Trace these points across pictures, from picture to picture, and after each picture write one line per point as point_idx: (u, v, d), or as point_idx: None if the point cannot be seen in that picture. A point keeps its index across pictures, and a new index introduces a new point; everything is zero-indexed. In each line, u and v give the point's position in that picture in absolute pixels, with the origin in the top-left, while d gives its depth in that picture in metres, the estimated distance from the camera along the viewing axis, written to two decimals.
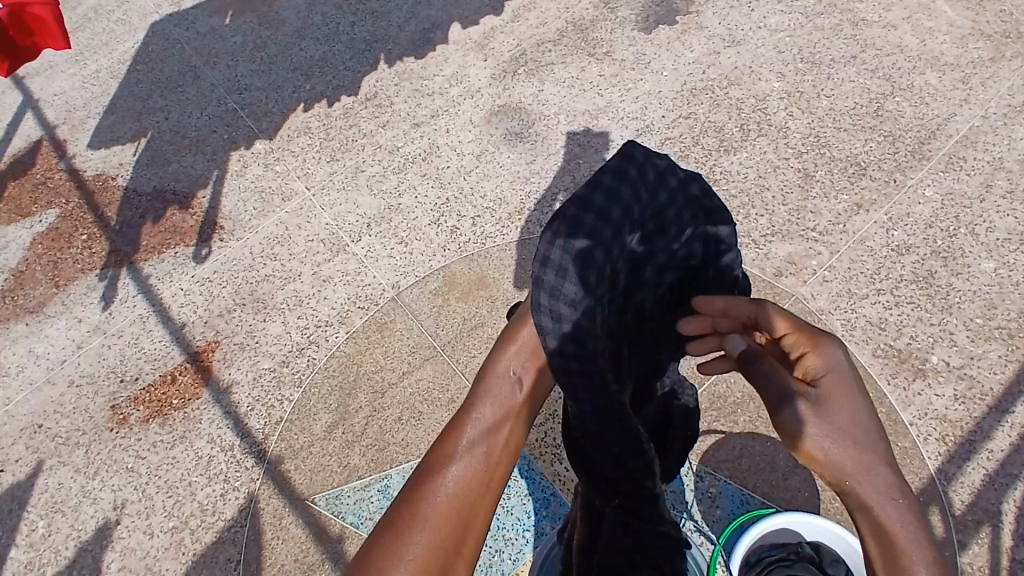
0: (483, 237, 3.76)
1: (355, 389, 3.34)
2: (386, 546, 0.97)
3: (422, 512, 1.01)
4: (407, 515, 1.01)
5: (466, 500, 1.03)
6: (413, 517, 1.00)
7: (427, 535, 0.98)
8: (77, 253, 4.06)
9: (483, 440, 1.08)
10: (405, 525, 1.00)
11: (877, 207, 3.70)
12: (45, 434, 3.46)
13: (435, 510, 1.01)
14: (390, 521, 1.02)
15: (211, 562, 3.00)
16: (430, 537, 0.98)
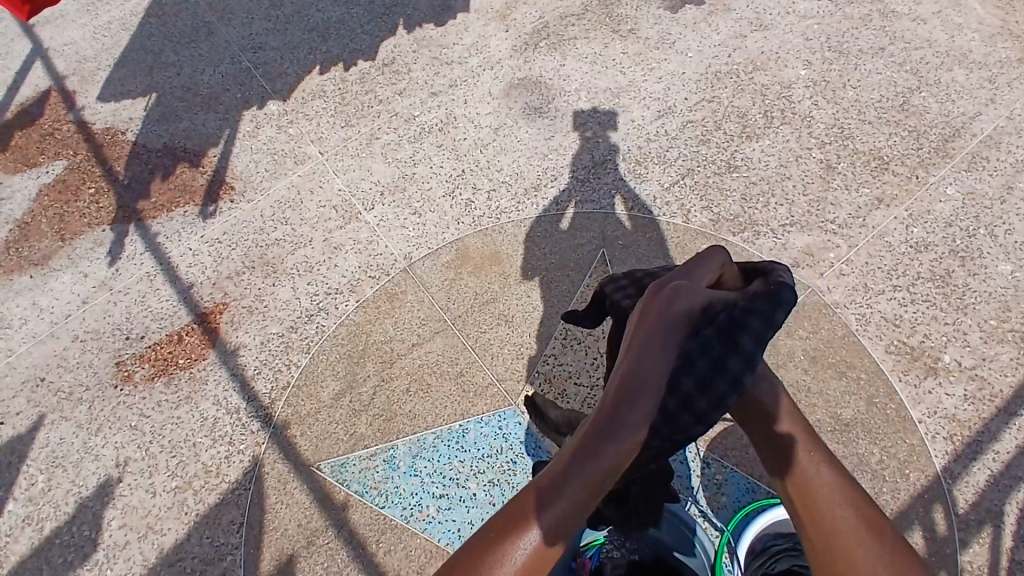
0: (498, 211, 3.71)
1: (364, 358, 3.31)
2: (492, 553, 1.01)
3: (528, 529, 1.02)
4: (511, 526, 1.03)
5: (567, 530, 1.05)
6: (517, 528, 1.02)
7: (528, 549, 1.01)
8: (84, 207, 4.00)
9: (593, 477, 1.10)
10: (508, 534, 1.02)
11: (898, 203, 3.66)
12: (48, 388, 3.43)
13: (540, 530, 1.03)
14: (495, 528, 1.05)
15: (214, 524, 3.00)
16: (531, 553, 1.01)
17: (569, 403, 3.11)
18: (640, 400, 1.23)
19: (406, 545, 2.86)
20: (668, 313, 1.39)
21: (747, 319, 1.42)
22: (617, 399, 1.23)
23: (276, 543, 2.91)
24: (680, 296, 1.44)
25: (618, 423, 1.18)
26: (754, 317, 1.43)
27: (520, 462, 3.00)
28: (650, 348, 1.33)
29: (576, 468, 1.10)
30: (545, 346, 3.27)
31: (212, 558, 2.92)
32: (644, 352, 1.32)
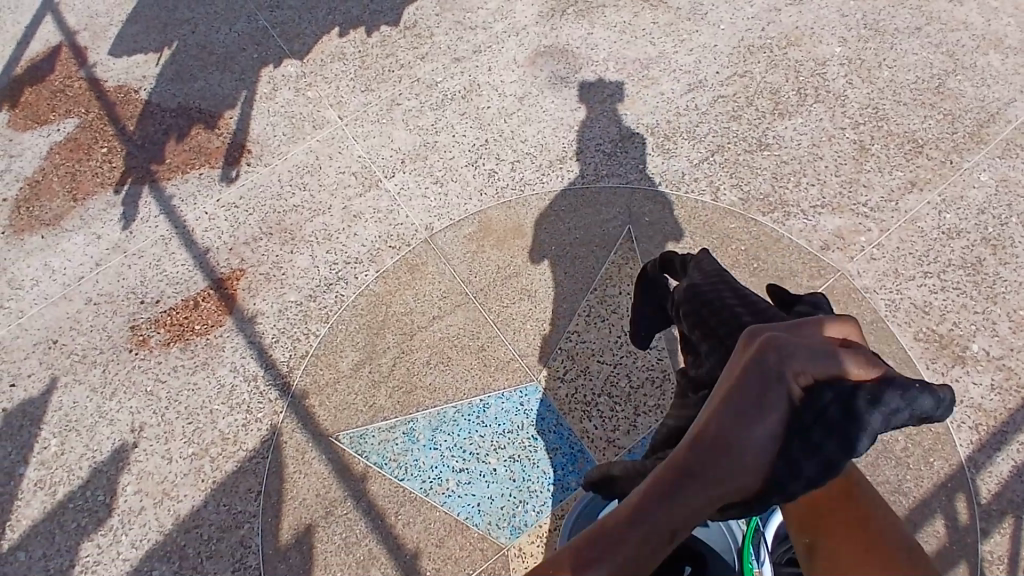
0: (522, 183, 3.63)
1: (384, 329, 3.27)
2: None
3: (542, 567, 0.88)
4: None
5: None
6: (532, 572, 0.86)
7: None
8: (96, 166, 3.91)
9: (622, 552, 0.87)
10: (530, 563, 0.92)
11: (931, 187, 3.57)
12: (61, 350, 3.39)
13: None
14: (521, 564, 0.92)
15: (231, 491, 2.98)
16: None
17: (591, 380, 3.07)
18: (707, 473, 0.95)
19: (425, 517, 2.84)
20: (780, 370, 1.02)
21: (884, 388, 1.04)
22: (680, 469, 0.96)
23: (294, 513, 2.90)
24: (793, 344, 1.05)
25: (675, 506, 0.92)
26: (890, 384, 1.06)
27: (541, 439, 2.96)
28: (749, 416, 0.99)
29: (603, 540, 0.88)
30: (568, 322, 3.21)
31: (228, 525, 2.91)
32: (737, 419, 0.98)
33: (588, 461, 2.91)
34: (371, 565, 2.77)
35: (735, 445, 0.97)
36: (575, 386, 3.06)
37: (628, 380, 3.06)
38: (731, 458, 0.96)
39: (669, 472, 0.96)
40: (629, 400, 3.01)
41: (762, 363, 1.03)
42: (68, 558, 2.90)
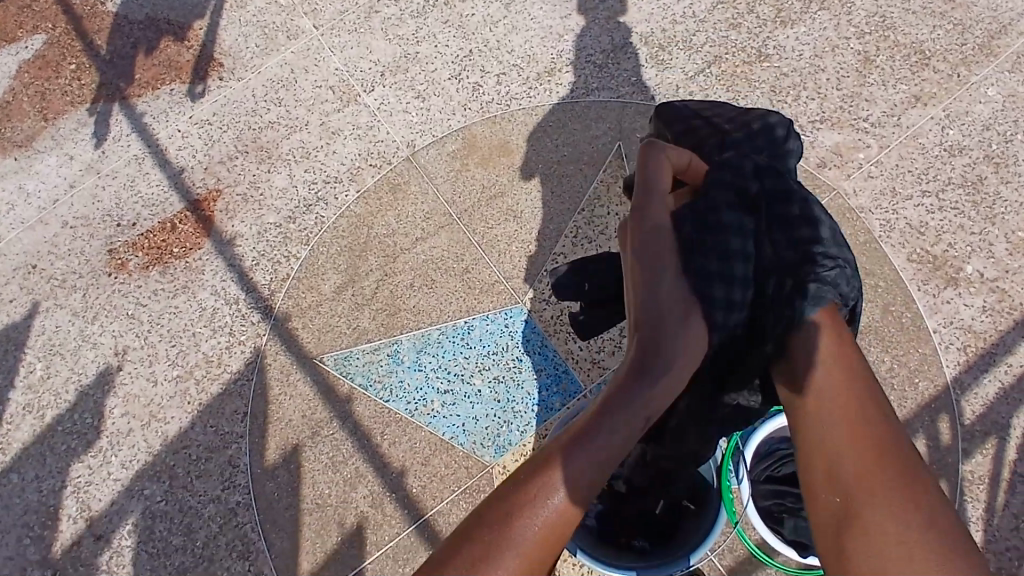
0: (508, 97, 3.45)
1: (366, 251, 3.19)
2: (510, 497, 1.15)
3: (546, 477, 1.16)
4: (522, 485, 1.16)
5: (587, 488, 1.17)
6: (538, 473, 1.17)
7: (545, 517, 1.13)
8: (66, 85, 3.67)
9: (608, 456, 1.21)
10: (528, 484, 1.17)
11: (936, 101, 3.41)
12: (40, 275, 3.31)
13: (553, 485, 1.15)
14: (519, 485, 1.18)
15: (218, 413, 3.00)
16: (558, 504, 1.13)
17: (577, 302, 3.02)
18: (656, 365, 1.32)
19: (411, 437, 2.88)
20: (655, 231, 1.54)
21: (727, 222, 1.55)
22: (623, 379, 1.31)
23: (281, 433, 2.94)
24: (651, 209, 1.58)
25: (638, 390, 1.29)
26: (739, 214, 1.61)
27: (527, 360, 2.95)
28: (675, 303, 1.43)
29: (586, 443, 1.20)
30: (554, 244, 3.13)
31: (216, 446, 2.95)
32: (660, 307, 1.41)
33: (573, 381, 2.92)
34: (358, 482, 2.85)
35: (665, 326, 1.39)
36: (561, 308, 3.02)
37: None
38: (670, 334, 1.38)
39: (628, 369, 1.33)
40: None
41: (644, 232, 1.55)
42: (59, 479, 2.97)
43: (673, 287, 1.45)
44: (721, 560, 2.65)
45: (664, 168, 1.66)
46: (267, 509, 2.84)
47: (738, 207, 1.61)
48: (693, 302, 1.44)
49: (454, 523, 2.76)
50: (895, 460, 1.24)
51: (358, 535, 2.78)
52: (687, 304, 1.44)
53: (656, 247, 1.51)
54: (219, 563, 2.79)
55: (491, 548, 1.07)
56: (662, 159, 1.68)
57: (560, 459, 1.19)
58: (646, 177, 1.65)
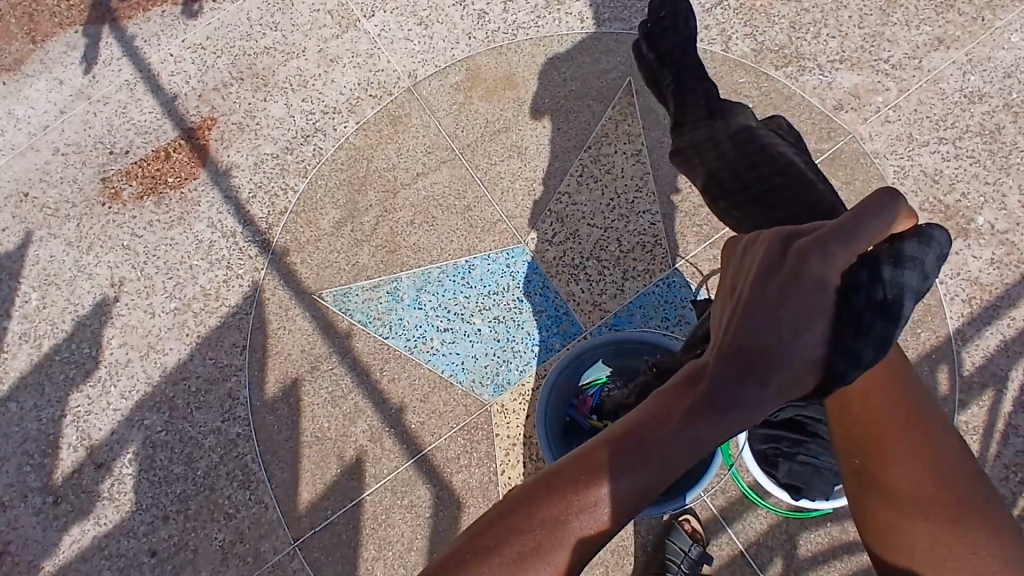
0: (515, 26, 3.29)
1: (365, 186, 3.12)
2: (552, 497, 1.09)
3: (592, 490, 1.08)
4: (559, 487, 1.09)
5: (633, 510, 1.11)
6: (585, 481, 1.09)
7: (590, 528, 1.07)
8: (54, 4, 3.44)
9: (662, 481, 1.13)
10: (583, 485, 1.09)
11: (960, 44, 3.25)
12: (32, 203, 3.23)
13: (600, 503, 1.08)
14: (576, 483, 1.10)
15: (217, 345, 2.99)
16: (602, 520, 1.07)
17: (580, 244, 2.97)
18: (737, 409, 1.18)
19: (410, 374, 2.89)
20: (806, 280, 1.23)
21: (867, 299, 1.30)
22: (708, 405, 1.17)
23: (281, 367, 2.94)
24: (831, 258, 1.24)
25: (716, 422, 1.16)
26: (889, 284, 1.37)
27: (527, 301, 2.93)
28: (800, 358, 1.23)
29: (644, 464, 1.11)
30: (559, 183, 3.06)
31: (215, 378, 2.95)
32: (777, 357, 1.21)
33: (573, 323, 2.90)
34: (357, 417, 2.87)
35: (777, 377, 1.21)
36: (564, 250, 2.97)
37: (618, 244, 2.96)
38: (777, 386, 1.21)
39: (706, 390, 1.19)
40: (618, 264, 2.94)
41: (797, 279, 1.23)
42: (58, 409, 2.99)
43: (804, 345, 1.23)
44: (714, 500, 2.70)
45: (884, 220, 1.27)
46: (266, 441, 2.87)
47: (898, 288, 1.36)
48: (819, 365, 1.24)
49: (452, 458, 2.80)
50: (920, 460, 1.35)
51: (357, 468, 2.82)
52: (812, 364, 1.24)
53: (813, 299, 1.23)
54: (220, 491, 2.84)
55: (523, 556, 1.03)
56: (882, 202, 1.28)
57: (616, 472, 1.10)
58: (855, 214, 1.27)
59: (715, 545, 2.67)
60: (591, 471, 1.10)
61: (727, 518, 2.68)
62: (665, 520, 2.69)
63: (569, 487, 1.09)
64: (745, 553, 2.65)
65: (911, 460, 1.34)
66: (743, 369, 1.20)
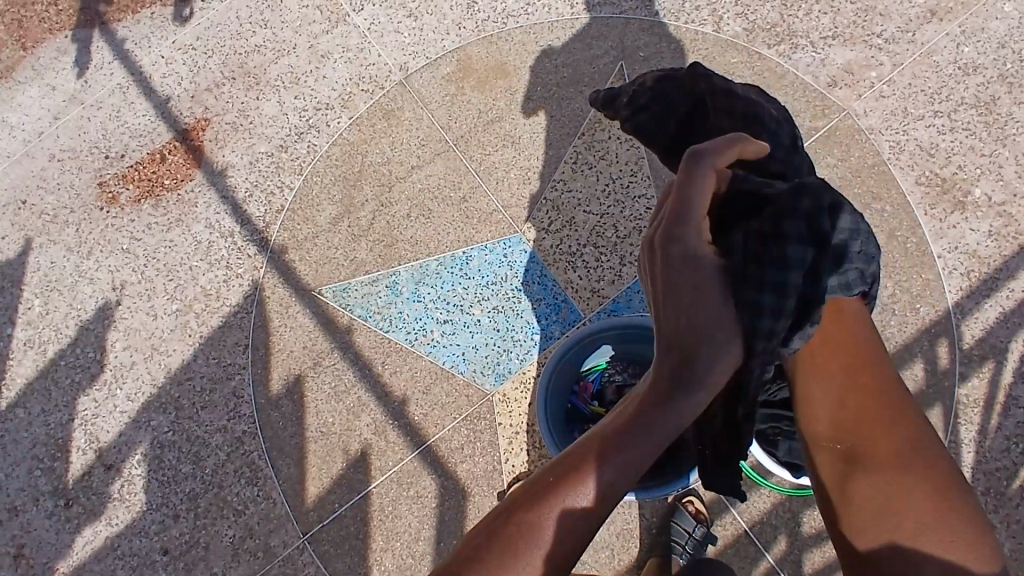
0: (505, 14, 3.27)
1: (360, 181, 3.12)
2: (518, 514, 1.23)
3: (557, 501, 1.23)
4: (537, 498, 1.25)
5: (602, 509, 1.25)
6: (558, 483, 1.26)
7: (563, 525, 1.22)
8: (42, 9, 3.44)
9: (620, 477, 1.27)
10: (548, 491, 1.25)
11: (954, 15, 3.22)
12: (31, 211, 3.24)
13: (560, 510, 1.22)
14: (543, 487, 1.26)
15: (220, 345, 3.01)
16: (570, 513, 1.23)
17: (576, 231, 2.98)
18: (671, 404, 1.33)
19: (411, 366, 2.91)
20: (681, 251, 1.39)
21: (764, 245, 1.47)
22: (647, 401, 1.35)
23: (284, 364, 2.96)
24: (687, 232, 1.40)
25: (655, 419, 1.32)
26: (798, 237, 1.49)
27: (526, 290, 2.94)
28: (713, 333, 1.38)
29: (599, 463, 1.27)
30: (554, 170, 3.06)
31: (219, 377, 2.98)
32: (699, 345, 1.36)
33: (572, 310, 2.91)
34: (361, 411, 2.89)
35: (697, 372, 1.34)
36: (560, 238, 2.97)
37: (615, 230, 2.96)
38: (691, 376, 1.34)
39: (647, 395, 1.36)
40: (615, 250, 2.94)
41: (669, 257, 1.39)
42: (66, 413, 3.02)
43: (711, 317, 1.38)
44: None
45: (701, 168, 1.43)
46: (272, 438, 2.90)
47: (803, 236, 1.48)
48: (734, 336, 1.39)
49: (456, 448, 2.82)
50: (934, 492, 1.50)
51: (363, 461, 2.85)
52: (729, 338, 1.38)
53: (690, 274, 1.39)
54: (229, 489, 2.87)
55: (516, 550, 1.18)
56: (693, 162, 1.44)
57: (576, 483, 1.25)
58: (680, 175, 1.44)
59: (719, 526, 2.69)
60: (558, 475, 1.27)
61: (731, 499, 2.70)
62: (669, 503, 2.72)
63: (540, 488, 1.27)
64: (749, 533, 2.67)
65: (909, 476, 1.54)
66: (671, 380, 1.35)
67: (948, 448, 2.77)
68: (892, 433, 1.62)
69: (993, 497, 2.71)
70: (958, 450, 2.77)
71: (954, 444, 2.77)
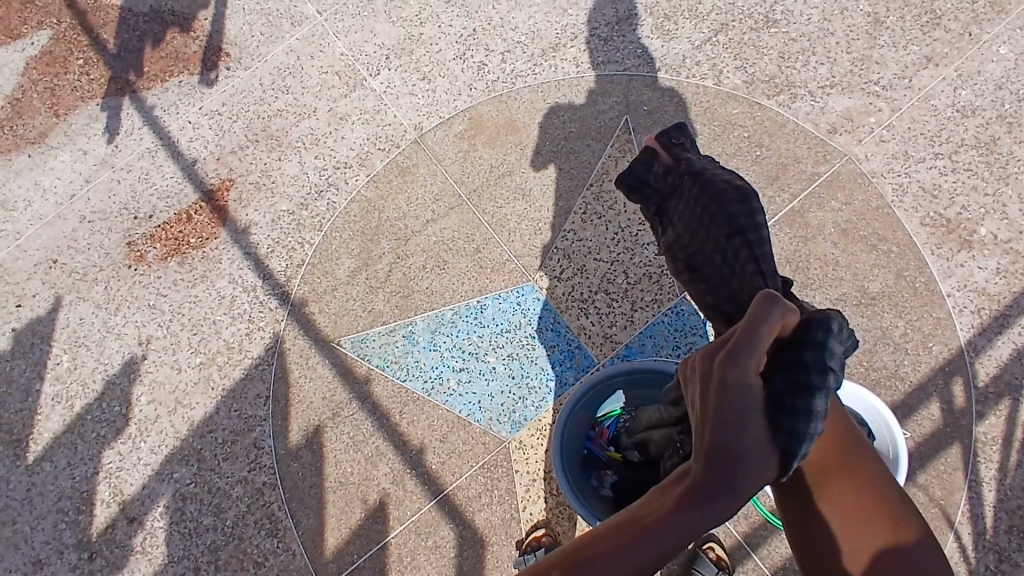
0: (514, 75, 3.44)
1: (377, 236, 3.24)
2: None
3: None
4: None
5: None
6: None
7: None
8: (75, 79, 3.67)
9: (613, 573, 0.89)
10: None
11: (948, 61, 3.33)
12: (61, 269, 3.38)
13: None
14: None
15: (241, 397, 3.09)
16: None
17: (588, 278, 3.05)
18: (705, 499, 0.94)
19: (428, 415, 2.95)
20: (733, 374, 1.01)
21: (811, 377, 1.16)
22: (676, 502, 0.95)
23: (303, 415, 3.02)
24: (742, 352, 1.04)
25: (676, 527, 0.92)
26: (821, 367, 1.21)
27: (539, 338, 3.00)
28: (755, 449, 0.99)
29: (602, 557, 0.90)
30: (564, 221, 3.15)
31: (241, 429, 3.04)
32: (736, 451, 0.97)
33: (586, 355, 2.96)
34: (379, 460, 2.92)
35: (733, 499, 0.95)
36: (572, 285, 3.04)
37: (625, 277, 3.03)
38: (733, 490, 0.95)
39: (676, 496, 0.96)
40: (626, 296, 3.00)
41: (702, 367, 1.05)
42: (91, 466, 3.08)
43: (756, 445, 1.00)
44: (737, 527, 2.70)
45: (770, 320, 1.11)
46: (292, 488, 2.93)
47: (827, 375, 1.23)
48: (774, 450, 1.02)
49: (474, 497, 2.83)
50: (885, 499, 1.06)
51: (381, 511, 2.86)
52: (767, 451, 1.01)
53: (748, 402, 1.00)
54: (250, 540, 2.89)
55: None
56: (764, 302, 1.15)
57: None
58: (752, 313, 1.13)
59: (740, 572, 2.66)
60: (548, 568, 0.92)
61: (751, 545, 2.67)
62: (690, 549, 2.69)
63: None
64: None
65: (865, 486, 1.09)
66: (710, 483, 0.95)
67: (969, 487, 2.73)
68: (845, 442, 1.20)
69: (1017, 536, 2.66)
70: (979, 488, 2.73)
71: (975, 483, 2.73)
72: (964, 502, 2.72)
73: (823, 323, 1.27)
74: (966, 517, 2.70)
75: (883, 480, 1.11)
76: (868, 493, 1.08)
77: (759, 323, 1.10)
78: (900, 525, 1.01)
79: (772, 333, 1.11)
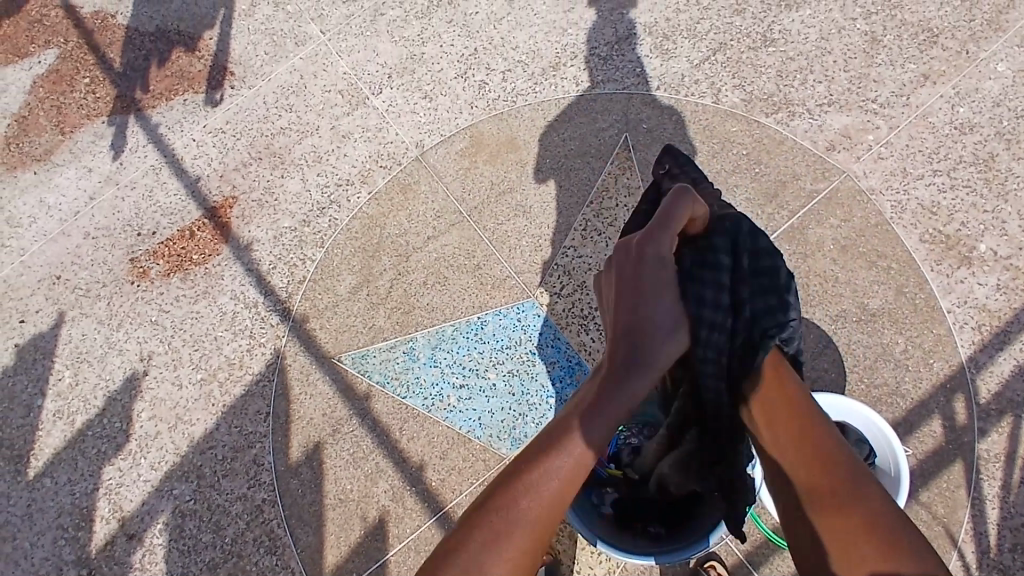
0: (514, 94, 3.48)
1: (379, 252, 3.26)
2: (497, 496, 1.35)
3: (534, 477, 1.36)
4: (516, 480, 1.36)
5: (584, 466, 1.38)
6: (541, 456, 1.39)
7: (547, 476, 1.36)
8: (81, 97, 3.72)
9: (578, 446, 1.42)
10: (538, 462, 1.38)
11: (945, 79, 3.35)
12: (65, 285, 3.40)
13: (548, 470, 1.36)
14: (533, 455, 1.41)
15: (242, 413, 3.09)
16: (555, 479, 1.35)
17: (588, 295, 3.06)
18: (633, 366, 1.51)
19: (428, 432, 2.94)
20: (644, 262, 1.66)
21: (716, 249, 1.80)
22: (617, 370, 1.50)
23: (303, 432, 3.01)
24: (652, 248, 1.68)
25: (616, 390, 1.46)
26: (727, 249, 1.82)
27: (540, 354, 3.00)
28: (662, 317, 1.61)
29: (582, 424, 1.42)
30: (564, 237, 3.17)
31: (241, 446, 3.04)
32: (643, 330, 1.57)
33: (586, 372, 2.96)
34: (379, 477, 2.91)
35: (650, 366, 1.52)
36: (572, 301, 3.05)
37: None
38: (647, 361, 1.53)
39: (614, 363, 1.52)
40: None
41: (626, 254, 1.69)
42: (91, 482, 3.07)
43: (661, 313, 1.62)
44: (739, 545, 2.68)
45: (678, 213, 1.75)
46: (291, 506, 2.92)
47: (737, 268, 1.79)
48: (677, 322, 1.62)
49: None
50: (859, 494, 1.47)
51: (381, 528, 2.85)
52: (672, 323, 1.61)
53: (654, 284, 1.63)
54: (249, 558, 2.88)
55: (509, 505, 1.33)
56: (679, 197, 1.78)
57: (555, 459, 1.38)
58: (666, 211, 1.76)
59: None
60: (547, 445, 1.41)
61: (753, 563, 2.65)
62: (691, 568, 2.67)
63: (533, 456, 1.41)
64: None
65: (853, 501, 1.45)
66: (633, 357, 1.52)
67: (972, 504, 2.71)
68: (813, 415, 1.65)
69: (1021, 554, 2.64)
70: (983, 506, 2.71)
71: (978, 500, 2.71)
72: (967, 520, 2.70)
73: (730, 221, 1.87)
74: (969, 535, 2.68)
75: (876, 495, 1.47)
76: (868, 527, 1.40)
77: (663, 235, 1.70)
78: (890, 546, 1.36)
79: (679, 223, 1.74)
